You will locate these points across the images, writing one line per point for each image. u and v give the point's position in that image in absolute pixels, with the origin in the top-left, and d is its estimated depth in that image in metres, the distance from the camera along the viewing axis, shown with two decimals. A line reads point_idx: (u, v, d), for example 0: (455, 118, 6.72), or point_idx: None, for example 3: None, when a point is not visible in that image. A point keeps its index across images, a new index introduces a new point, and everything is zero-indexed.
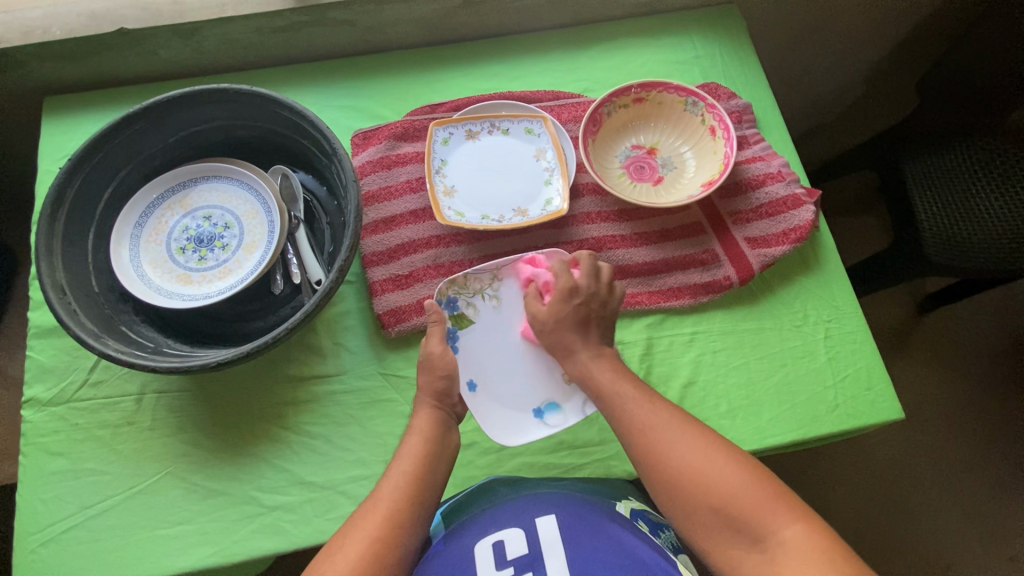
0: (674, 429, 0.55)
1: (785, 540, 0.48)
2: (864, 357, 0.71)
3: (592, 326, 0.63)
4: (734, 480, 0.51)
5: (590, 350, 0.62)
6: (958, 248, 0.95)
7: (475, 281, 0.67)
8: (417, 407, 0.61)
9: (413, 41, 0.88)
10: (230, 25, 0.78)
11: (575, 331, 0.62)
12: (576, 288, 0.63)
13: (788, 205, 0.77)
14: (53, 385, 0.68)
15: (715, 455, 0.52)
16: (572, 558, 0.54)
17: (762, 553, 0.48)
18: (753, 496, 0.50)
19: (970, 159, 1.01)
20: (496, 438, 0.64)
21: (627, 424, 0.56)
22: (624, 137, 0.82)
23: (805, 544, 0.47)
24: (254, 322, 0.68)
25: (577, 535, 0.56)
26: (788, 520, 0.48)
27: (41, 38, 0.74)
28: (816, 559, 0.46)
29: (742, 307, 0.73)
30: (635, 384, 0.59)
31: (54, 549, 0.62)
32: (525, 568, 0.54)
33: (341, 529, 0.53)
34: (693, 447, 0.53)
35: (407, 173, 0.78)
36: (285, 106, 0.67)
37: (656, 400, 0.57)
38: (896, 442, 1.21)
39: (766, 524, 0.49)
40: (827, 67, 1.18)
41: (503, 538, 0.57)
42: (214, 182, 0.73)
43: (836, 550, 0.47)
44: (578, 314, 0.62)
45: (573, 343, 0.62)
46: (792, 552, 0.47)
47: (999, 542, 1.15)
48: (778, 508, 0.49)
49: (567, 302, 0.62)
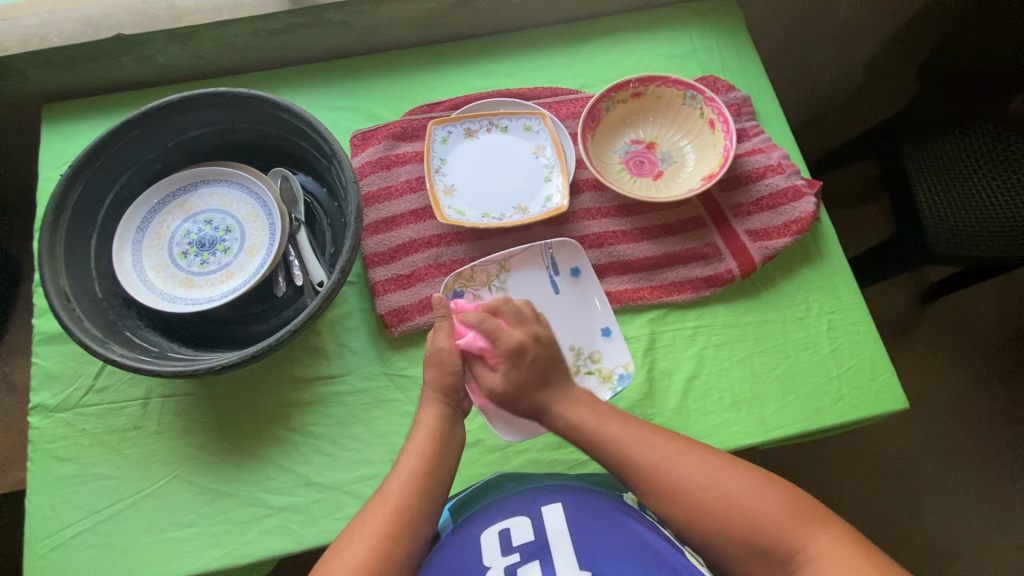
0: (679, 463, 0.54)
1: (814, 552, 0.48)
2: (867, 347, 0.71)
3: (552, 371, 0.60)
4: (753, 500, 0.51)
5: (563, 395, 0.60)
6: (960, 237, 0.94)
7: (482, 273, 0.71)
8: (423, 402, 0.61)
9: (409, 41, 0.88)
10: (227, 28, 0.78)
11: (541, 388, 0.59)
12: (520, 347, 0.59)
13: (789, 197, 0.76)
14: (60, 392, 0.69)
15: (729, 478, 0.52)
16: (580, 546, 0.54)
17: (794, 569, 0.49)
18: (774, 512, 0.50)
19: (970, 147, 1.01)
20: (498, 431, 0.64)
21: (631, 469, 0.54)
22: (623, 133, 0.82)
23: (835, 554, 0.48)
24: (257, 325, 0.69)
25: (584, 523, 0.56)
26: (813, 532, 0.49)
27: (39, 46, 0.75)
28: (850, 563, 0.47)
29: (744, 300, 0.73)
30: (627, 423, 0.57)
31: (64, 554, 0.62)
32: (532, 556, 0.53)
33: (348, 525, 0.53)
34: (704, 477, 0.52)
35: (407, 173, 0.78)
36: (284, 108, 0.67)
37: (651, 437, 0.56)
38: (901, 432, 1.21)
39: (793, 540, 0.49)
40: (826, 57, 1.17)
41: (509, 526, 0.56)
42: (215, 185, 0.73)
43: (860, 551, 0.48)
44: (534, 372, 0.59)
45: (543, 399, 0.59)
46: (824, 562, 0.48)
47: (1006, 529, 1.15)
48: (798, 519, 0.50)
49: (518, 367, 0.59)
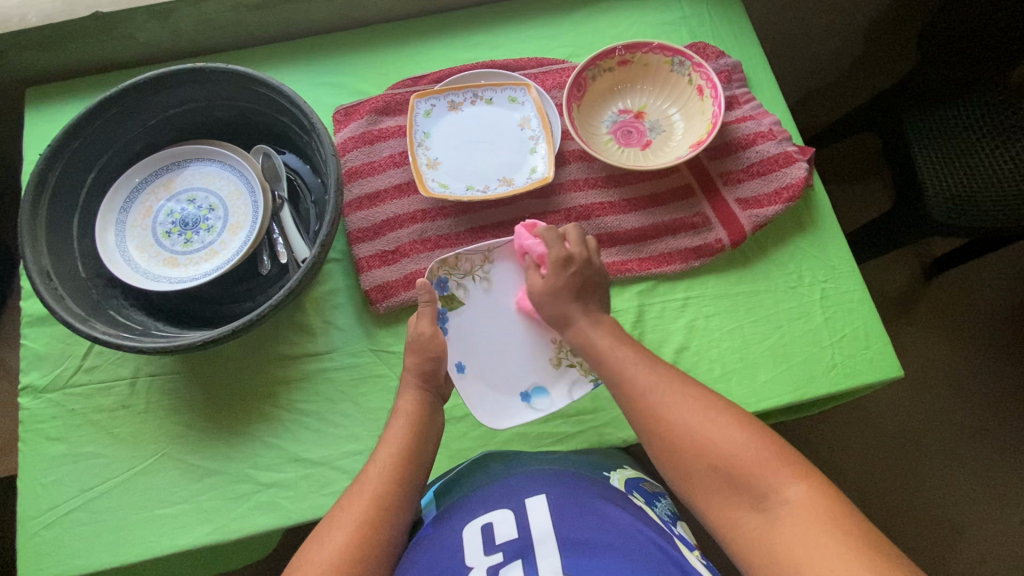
0: (674, 391, 0.53)
1: (787, 498, 0.46)
2: (862, 315, 0.69)
3: (589, 294, 0.62)
4: (731, 441, 0.49)
5: (588, 318, 0.61)
6: (960, 207, 0.92)
7: (467, 261, 0.68)
8: (404, 387, 0.61)
9: (392, 14, 0.86)
10: (205, 3, 0.77)
11: (574, 303, 0.61)
12: (571, 257, 0.62)
13: (779, 163, 0.75)
14: (49, 371, 0.69)
15: (713, 417, 0.51)
16: (563, 541, 0.52)
17: (764, 512, 0.46)
18: (750, 453, 0.48)
19: (968, 118, 0.99)
20: (481, 420, 0.64)
21: (627, 388, 0.56)
22: (611, 102, 0.80)
23: (807, 502, 0.45)
24: (241, 303, 0.68)
25: (569, 514, 0.54)
26: (785, 478, 0.46)
27: (18, 26, 0.74)
28: (819, 512, 0.44)
29: (734, 270, 0.72)
30: (636, 349, 0.59)
31: (55, 531, 0.63)
32: (515, 555, 0.51)
33: (328, 514, 0.53)
34: (692, 410, 0.52)
35: (390, 148, 0.77)
36: (262, 83, 0.66)
37: (653, 365, 0.57)
38: (904, 405, 1.19)
39: (766, 482, 0.47)
40: (825, 23, 1.14)
41: (493, 521, 0.54)
42: (198, 164, 0.72)
43: (838, 501, 0.45)
44: (575, 283, 0.61)
45: (569, 311, 0.61)
46: (793, 504, 0.45)
47: (1009, 503, 1.13)
48: (775, 465, 0.47)
49: (562, 272, 0.61)
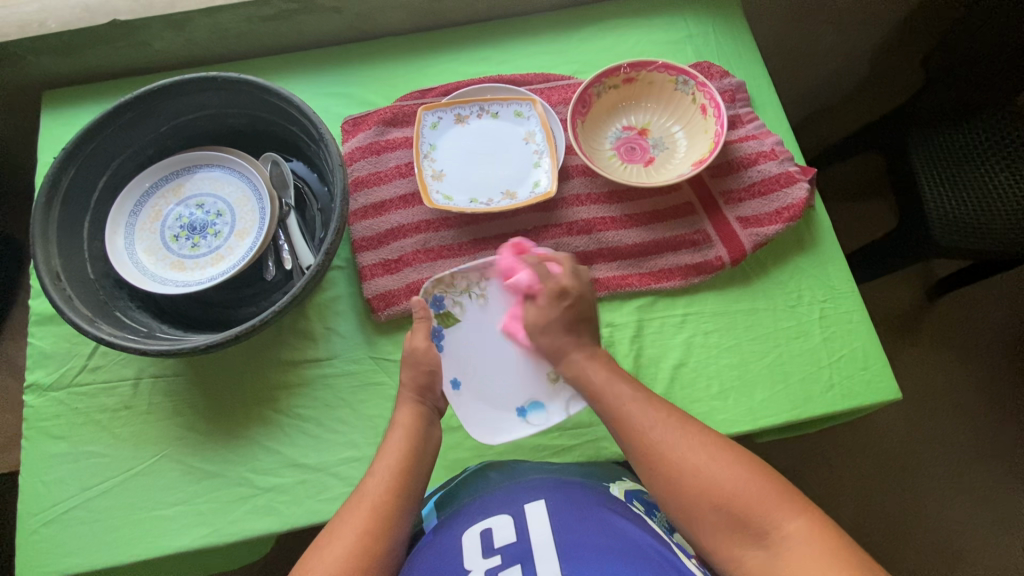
0: (673, 428, 0.53)
1: (789, 533, 0.46)
2: (860, 336, 0.69)
3: (583, 326, 0.63)
4: (733, 475, 0.49)
5: (582, 349, 0.61)
6: (968, 230, 0.92)
7: (462, 279, 0.67)
8: (399, 402, 0.61)
9: (402, 27, 0.88)
10: (220, 14, 0.79)
11: (568, 334, 0.62)
12: (565, 290, 0.63)
13: (781, 183, 0.75)
14: (55, 370, 0.70)
15: (714, 450, 0.51)
16: (563, 548, 0.53)
17: (767, 552, 0.46)
18: (751, 490, 0.48)
19: (978, 142, 0.99)
20: (477, 437, 0.64)
21: (623, 425, 0.55)
22: (615, 119, 0.81)
23: (808, 539, 0.46)
24: (247, 307, 0.69)
25: (567, 522, 0.55)
26: (787, 516, 0.47)
27: (37, 31, 0.76)
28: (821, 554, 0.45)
29: (735, 288, 0.72)
30: (636, 386, 0.58)
31: (54, 529, 0.63)
32: (514, 560, 0.52)
33: (329, 524, 0.53)
34: (692, 447, 0.52)
35: (396, 159, 0.78)
36: (273, 93, 0.67)
37: (654, 401, 0.56)
38: (904, 427, 1.19)
39: (768, 519, 0.47)
40: (831, 45, 1.15)
41: (491, 526, 0.55)
42: (208, 170, 0.74)
43: (839, 543, 0.45)
44: (568, 316, 0.62)
45: (565, 344, 0.62)
46: (794, 546, 0.46)
47: (1011, 530, 1.12)
48: (779, 502, 0.48)
49: (557, 304, 0.62)
